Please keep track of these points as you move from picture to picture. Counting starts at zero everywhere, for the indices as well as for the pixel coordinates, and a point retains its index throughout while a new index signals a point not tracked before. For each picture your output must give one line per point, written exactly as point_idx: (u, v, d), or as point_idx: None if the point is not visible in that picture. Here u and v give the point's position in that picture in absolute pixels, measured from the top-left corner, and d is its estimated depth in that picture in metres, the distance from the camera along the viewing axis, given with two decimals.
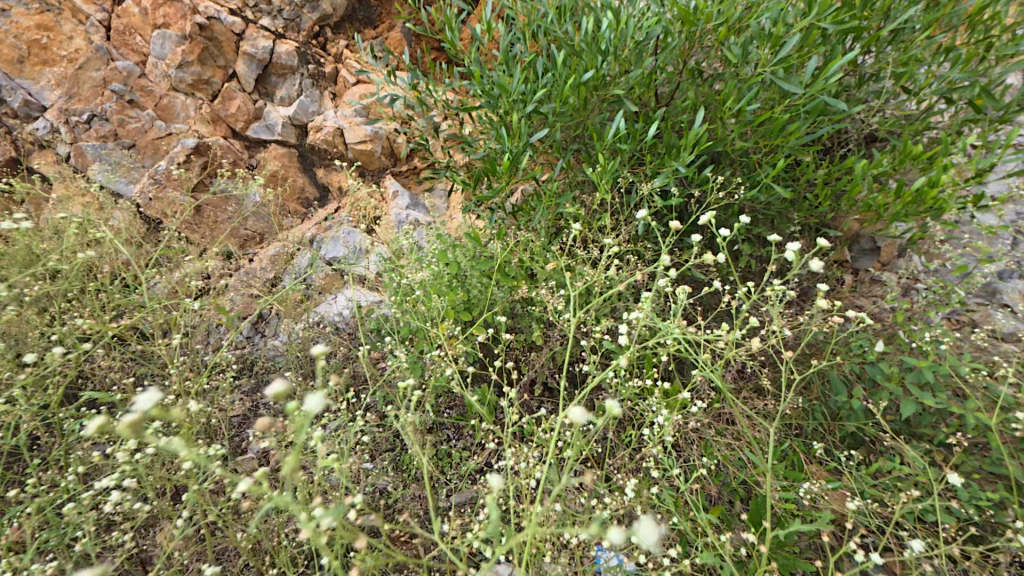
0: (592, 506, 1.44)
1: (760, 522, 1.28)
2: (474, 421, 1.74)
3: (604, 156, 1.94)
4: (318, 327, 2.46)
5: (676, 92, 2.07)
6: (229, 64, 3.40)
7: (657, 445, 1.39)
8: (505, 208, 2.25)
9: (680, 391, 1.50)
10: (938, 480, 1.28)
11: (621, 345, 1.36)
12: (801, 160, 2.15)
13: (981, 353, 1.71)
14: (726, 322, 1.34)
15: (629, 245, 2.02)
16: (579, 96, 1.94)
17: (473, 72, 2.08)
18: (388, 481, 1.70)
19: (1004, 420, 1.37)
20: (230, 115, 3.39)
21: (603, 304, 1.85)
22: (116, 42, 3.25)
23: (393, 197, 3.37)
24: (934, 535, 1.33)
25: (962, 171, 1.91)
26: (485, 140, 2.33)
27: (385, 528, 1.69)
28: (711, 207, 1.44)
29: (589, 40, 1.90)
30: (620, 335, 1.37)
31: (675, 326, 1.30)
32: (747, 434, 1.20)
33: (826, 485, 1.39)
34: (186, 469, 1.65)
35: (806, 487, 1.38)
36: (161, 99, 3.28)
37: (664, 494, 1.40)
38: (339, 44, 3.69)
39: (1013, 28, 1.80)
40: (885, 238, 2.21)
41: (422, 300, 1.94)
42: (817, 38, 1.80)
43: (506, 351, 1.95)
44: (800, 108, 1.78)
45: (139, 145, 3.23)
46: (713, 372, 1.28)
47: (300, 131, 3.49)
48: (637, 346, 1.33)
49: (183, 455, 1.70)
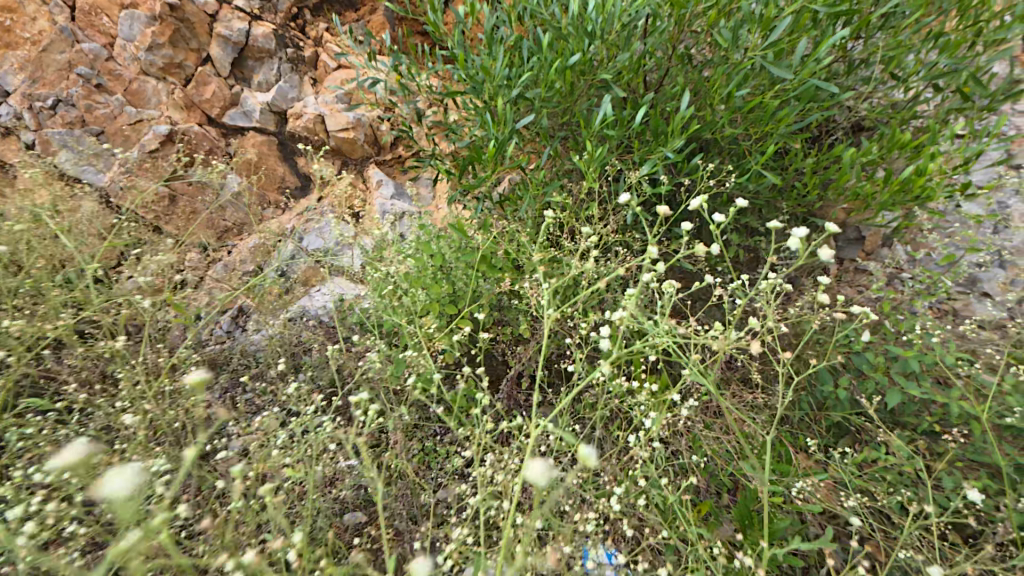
0: (579, 502, 1.42)
1: (760, 537, 1.21)
2: (461, 417, 1.70)
3: (591, 143, 1.89)
4: (300, 321, 2.39)
5: (665, 78, 2.02)
6: (202, 47, 3.25)
7: (646, 444, 1.35)
8: (491, 197, 2.19)
9: (668, 384, 1.48)
10: (957, 501, 1.20)
11: (602, 351, 1.26)
12: (790, 149, 2.13)
13: (962, 341, 1.73)
14: (717, 323, 1.29)
15: (618, 236, 1.99)
16: (565, 81, 1.88)
17: (456, 56, 2.00)
18: (373, 479, 1.67)
19: (986, 408, 1.38)
20: (204, 101, 3.25)
21: (591, 296, 1.82)
22: (81, 23, 3.07)
23: (377, 187, 3.29)
24: (920, 523, 1.34)
25: (949, 160, 1.90)
26: (470, 127, 2.25)
27: (371, 526, 1.66)
28: (702, 194, 1.35)
29: (576, 22, 1.83)
30: (601, 336, 1.26)
31: (661, 333, 1.23)
32: (739, 442, 1.14)
33: (816, 480, 1.37)
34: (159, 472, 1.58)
35: (797, 484, 1.36)
36: (131, 84, 3.13)
37: (654, 492, 1.37)
38: (319, 27, 3.57)
39: (1002, 13, 1.78)
40: (870, 227, 2.19)
41: (406, 293, 1.89)
42: (809, 22, 1.75)
43: (493, 344, 1.91)
44: (790, 93, 1.75)
45: (108, 132, 3.06)
46: (700, 374, 1.23)
47: (279, 118, 3.36)
48: (624, 349, 1.23)
49: (156, 459, 1.62)
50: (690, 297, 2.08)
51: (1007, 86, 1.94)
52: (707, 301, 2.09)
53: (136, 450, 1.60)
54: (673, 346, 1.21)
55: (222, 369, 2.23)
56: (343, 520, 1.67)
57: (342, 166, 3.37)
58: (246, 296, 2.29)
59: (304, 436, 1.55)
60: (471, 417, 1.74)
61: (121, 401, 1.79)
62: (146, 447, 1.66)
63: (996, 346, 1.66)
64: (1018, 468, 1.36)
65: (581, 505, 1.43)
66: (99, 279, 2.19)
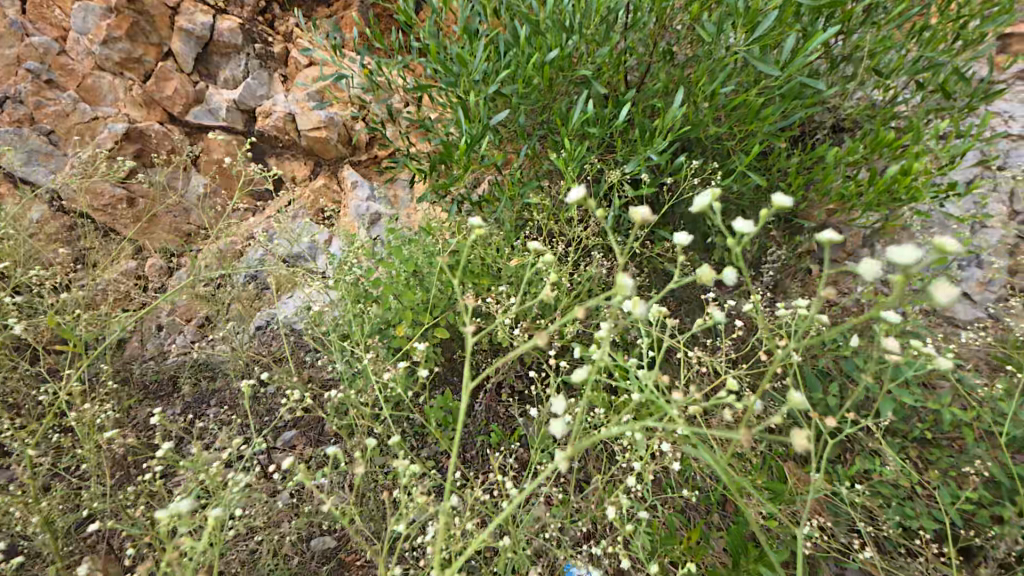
0: (562, 532, 1.31)
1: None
2: (436, 430, 1.60)
3: (570, 141, 1.82)
4: (268, 331, 2.25)
5: (646, 75, 1.96)
6: (163, 42, 3.07)
7: (633, 467, 1.25)
8: (468, 199, 2.07)
9: (661, 413, 1.30)
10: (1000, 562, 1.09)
11: (557, 437, 0.89)
12: (773, 149, 2.08)
13: (951, 345, 1.70)
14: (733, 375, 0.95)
15: (599, 238, 1.91)
16: (543, 78, 1.79)
17: (428, 49, 1.88)
18: (341, 504, 1.54)
19: (976, 417, 1.35)
20: (166, 97, 3.06)
21: (573, 304, 1.74)
22: (32, 15, 2.87)
23: (351, 188, 3.13)
24: (919, 545, 1.29)
25: (934, 158, 1.87)
26: (445, 124, 2.14)
27: (340, 551, 1.54)
28: (712, 187, 1.05)
29: (554, 15, 1.75)
30: (554, 410, 0.92)
31: (648, 376, 0.98)
32: (735, 492, 0.99)
33: (828, 491, 1.26)
34: (81, 519, 1.34)
35: (798, 508, 1.25)
36: (85, 79, 2.92)
37: (639, 519, 1.28)
38: (289, 22, 3.38)
39: (986, 9, 1.75)
40: (851, 228, 2.17)
41: (377, 301, 1.77)
42: (793, 17, 1.69)
43: (472, 353, 1.80)
44: (776, 91, 1.69)
45: (61, 131, 2.82)
46: (689, 411, 1.06)
47: (247, 117, 3.18)
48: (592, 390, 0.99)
49: (88, 497, 1.43)
50: (675, 302, 2.04)
51: (987, 86, 1.93)
52: (692, 304, 2.04)
53: (50, 497, 1.37)
54: (657, 403, 0.96)
55: (179, 385, 2.04)
56: (310, 547, 1.54)
57: (315, 167, 3.22)
58: (209, 307, 2.13)
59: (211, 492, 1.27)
60: (446, 430, 1.63)
61: (44, 432, 1.57)
62: (73, 491, 1.45)
63: (982, 348, 1.64)
64: (1012, 477, 1.32)
65: (567, 533, 1.32)
66: (29, 293, 1.95)
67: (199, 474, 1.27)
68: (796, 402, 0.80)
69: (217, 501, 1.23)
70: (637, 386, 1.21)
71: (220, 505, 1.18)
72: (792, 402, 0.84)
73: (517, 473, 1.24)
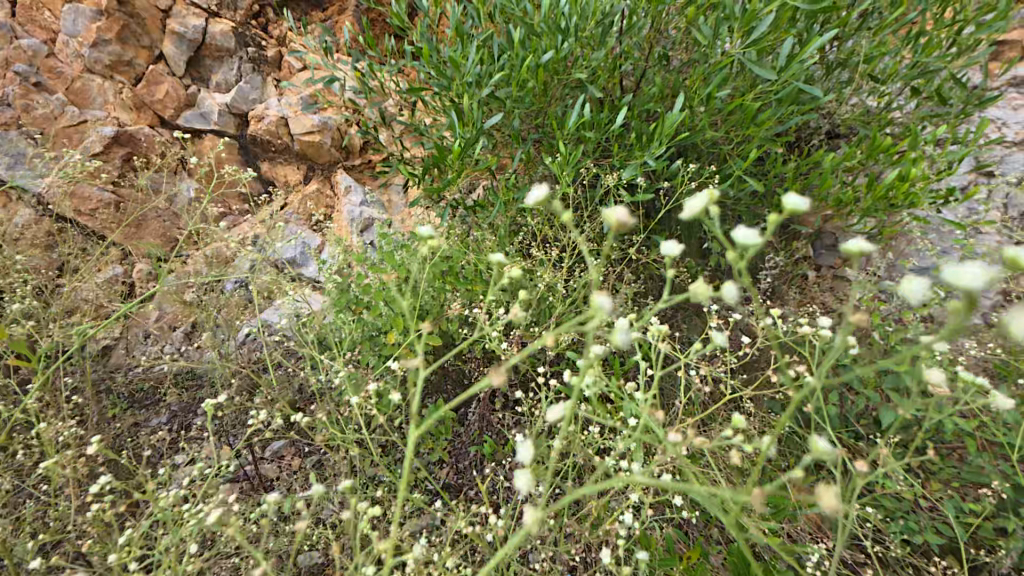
0: (559, 549, 1.27)
1: None
2: (428, 441, 1.56)
3: (564, 145, 1.79)
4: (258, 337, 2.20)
5: (642, 79, 1.94)
6: (154, 44, 3.03)
7: (631, 483, 1.21)
8: (461, 203, 2.04)
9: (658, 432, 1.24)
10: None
11: (521, 494, 0.83)
12: (769, 154, 2.07)
13: (952, 353, 1.68)
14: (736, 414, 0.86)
15: (594, 245, 1.89)
16: (538, 80, 1.76)
17: (420, 50, 1.85)
18: (329, 518, 1.49)
19: (978, 427, 1.32)
20: (157, 101, 3.02)
21: (569, 313, 1.71)
22: (21, 18, 2.84)
23: (344, 192, 3.09)
24: (925, 562, 1.26)
25: (931, 164, 1.85)
26: (439, 128, 2.11)
27: (328, 568, 1.49)
28: (709, 189, 1.01)
29: (548, 17, 1.73)
30: (518, 459, 0.86)
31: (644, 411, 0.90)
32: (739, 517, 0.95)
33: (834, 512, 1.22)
34: (45, 542, 1.26)
35: (810, 538, 1.18)
36: (74, 82, 2.87)
37: (639, 538, 1.24)
38: (282, 26, 3.35)
39: (980, 15, 1.74)
40: (847, 234, 2.15)
41: (368, 309, 1.73)
42: (790, 20, 1.68)
43: (465, 363, 1.76)
44: (774, 95, 1.66)
45: (48, 134, 2.76)
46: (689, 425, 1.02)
47: (239, 121, 3.14)
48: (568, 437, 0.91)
49: (56, 518, 1.35)
50: (672, 308, 2.02)
51: (981, 92, 1.93)
52: (688, 310, 2.03)
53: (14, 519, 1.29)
54: (655, 422, 0.91)
55: (163, 394, 1.98)
56: (297, 562, 1.49)
57: (308, 171, 3.18)
58: (197, 314, 2.08)
59: (160, 529, 1.12)
60: (439, 440, 1.60)
61: (12, 448, 1.49)
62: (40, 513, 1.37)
63: (981, 355, 1.62)
64: (1017, 488, 1.30)
65: (563, 550, 1.28)
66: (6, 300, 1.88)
67: (151, 505, 1.16)
68: (821, 451, 0.73)
69: (191, 523, 1.16)
70: (636, 400, 1.17)
71: (173, 542, 1.07)
72: (815, 449, 0.76)
73: (511, 493, 1.19)
